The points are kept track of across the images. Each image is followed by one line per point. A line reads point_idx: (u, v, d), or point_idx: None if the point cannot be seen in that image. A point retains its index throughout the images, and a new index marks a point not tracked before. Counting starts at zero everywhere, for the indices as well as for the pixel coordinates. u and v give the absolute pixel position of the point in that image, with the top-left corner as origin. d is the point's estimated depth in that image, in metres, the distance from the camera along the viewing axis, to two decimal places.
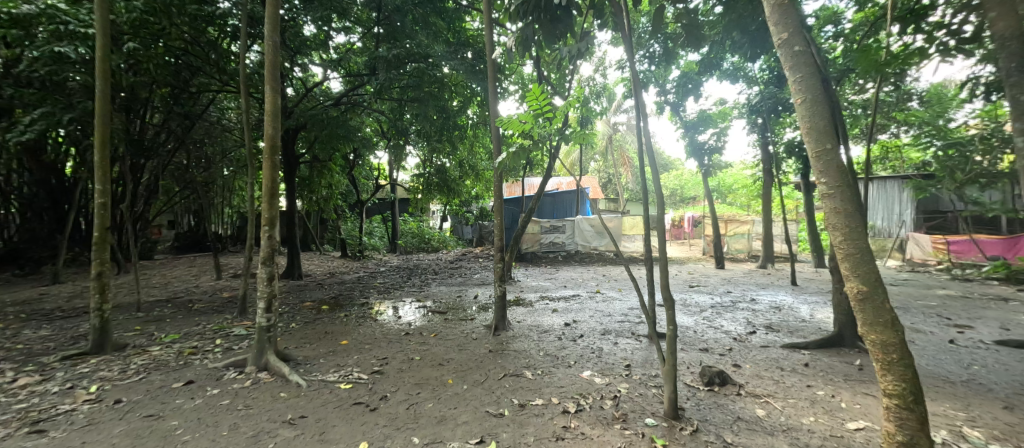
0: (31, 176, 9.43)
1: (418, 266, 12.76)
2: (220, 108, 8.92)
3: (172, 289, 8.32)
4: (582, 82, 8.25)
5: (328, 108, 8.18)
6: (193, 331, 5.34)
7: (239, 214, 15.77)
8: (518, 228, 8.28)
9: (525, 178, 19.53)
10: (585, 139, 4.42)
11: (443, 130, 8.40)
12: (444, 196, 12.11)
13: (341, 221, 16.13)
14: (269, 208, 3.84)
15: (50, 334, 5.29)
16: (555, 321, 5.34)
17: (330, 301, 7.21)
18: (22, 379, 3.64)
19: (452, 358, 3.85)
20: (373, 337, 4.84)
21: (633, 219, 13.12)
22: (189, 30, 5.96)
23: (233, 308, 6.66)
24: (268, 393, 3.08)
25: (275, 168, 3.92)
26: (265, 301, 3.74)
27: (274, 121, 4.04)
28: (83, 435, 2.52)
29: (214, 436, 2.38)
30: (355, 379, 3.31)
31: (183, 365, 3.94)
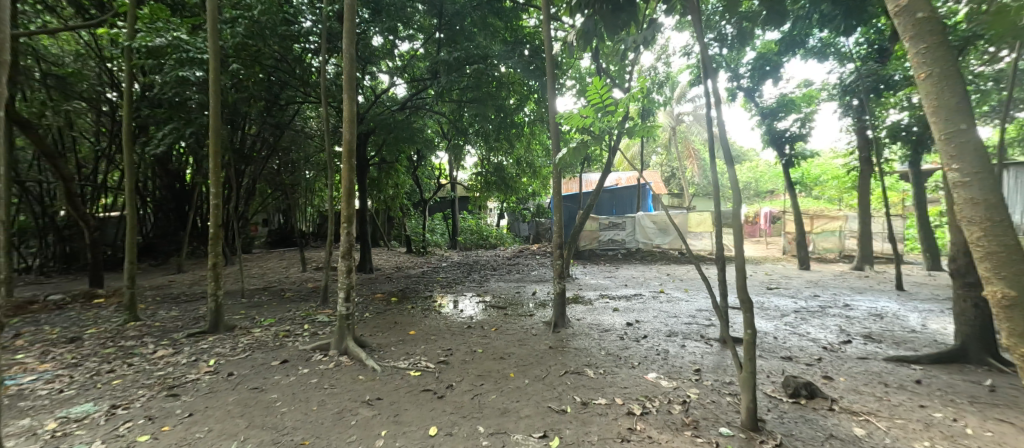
0: (161, 181, 11.24)
1: (477, 262, 13.10)
2: (303, 118, 9.91)
3: (267, 279, 9.46)
4: (644, 72, 7.89)
5: (395, 113, 8.71)
6: (285, 316, 6.03)
7: (319, 213, 17.40)
8: (576, 225, 8.14)
9: (583, 174, 19.21)
10: (649, 132, 4.25)
11: (500, 129, 8.53)
12: (502, 194, 12.31)
13: (406, 218, 17.15)
14: (347, 207, 4.17)
15: (178, 314, 6.30)
16: (615, 320, 5.20)
17: (398, 294, 7.70)
18: (160, 352, 4.38)
19: (513, 352, 3.92)
20: (438, 329, 5.09)
21: (700, 215, 12.23)
22: (278, 49, 6.71)
23: (317, 297, 7.39)
24: (349, 375, 3.39)
25: (351, 171, 4.27)
26: (345, 291, 4.10)
27: (350, 127, 4.39)
28: (206, 400, 2.97)
29: (306, 410, 2.68)
30: (424, 367, 3.51)
31: (278, 346, 4.48)
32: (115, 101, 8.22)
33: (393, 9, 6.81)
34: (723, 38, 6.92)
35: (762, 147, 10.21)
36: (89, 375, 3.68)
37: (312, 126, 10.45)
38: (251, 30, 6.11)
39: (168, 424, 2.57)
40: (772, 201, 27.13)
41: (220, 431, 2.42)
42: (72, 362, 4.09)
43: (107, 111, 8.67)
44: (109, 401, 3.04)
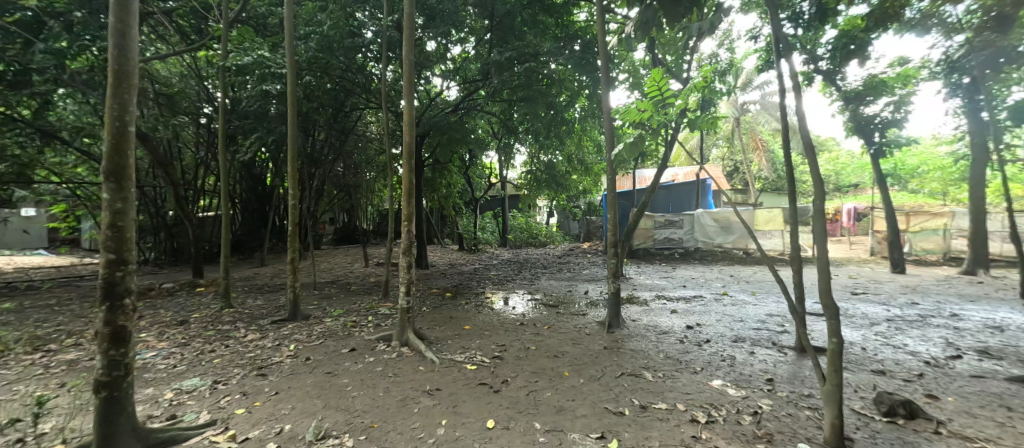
0: (247, 184, 12.60)
1: (527, 260, 13.17)
2: (365, 123, 10.56)
3: (335, 273, 10.25)
4: (704, 60, 7.41)
5: (448, 115, 8.98)
6: (351, 308, 6.51)
7: (379, 212, 18.47)
8: (630, 223, 7.88)
9: (637, 171, 18.52)
10: (712, 124, 4.01)
11: (551, 126, 8.47)
12: (553, 191, 12.22)
13: (459, 217, 17.66)
14: (408, 206, 4.40)
15: (263, 303, 7.06)
16: (674, 322, 4.96)
17: (452, 289, 7.96)
18: (250, 336, 4.94)
19: (567, 351, 3.89)
20: (491, 324, 5.20)
21: (768, 212, 11.23)
22: (344, 61, 7.22)
23: (378, 291, 7.88)
24: (410, 366, 3.58)
25: (411, 172, 4.48)
26: (406, 286, 4.33)
27: (411, 130, 4.61)
28: (288, 381, 3.31)
29: (374, 396, 2.87)
30: (479, 361, 3.61)
31: (347, 335, 4.84)
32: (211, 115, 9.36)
33: (447, 14, 7.03)
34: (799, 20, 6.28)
35: (846, 135, 9.15)
36: (196, 353, 4.25)
37: (372, 131, 11.11)
38: (321, 43, 6.67)
39: (259, 400, 2.89)
40: (857, 196, 24.21)
41: (301, 409, 2.67)
42: (183, 342, 4.74)
43: (205, 124, 9.90)
44: (211, 377, 3.49)
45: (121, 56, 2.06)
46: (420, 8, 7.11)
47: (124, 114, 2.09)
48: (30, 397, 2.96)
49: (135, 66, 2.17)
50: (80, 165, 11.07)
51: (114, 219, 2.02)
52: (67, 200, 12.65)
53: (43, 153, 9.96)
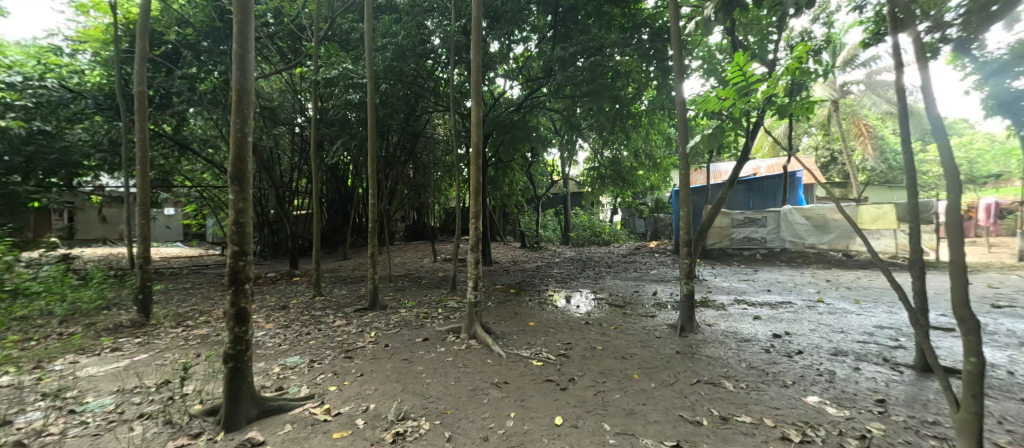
0: (333, 186, 13.95)
1: (591, 259, 12.89)
2: (433, 125, 11.10)
3: (408, 268, 10.96)
4: (794, 39, 6.59)
5: (511, 114, 9.10)
6: (423, 300, 6.93)
7: (445, 210, 19.31)
8: (704, 220, 7.35)
9: (712, 165, 17.16)
10: (806, 110, 3.60)
11: (616, 121, 8.16)
12: (618, 188, 11.79)
13: (521, 214, 17.80)
14: (476, 204, 4.56)
15: (346, 293, 7.77)
16: (758, 330, 4.52)
17: (515, 286, 8.08)
18: (337, 322, 5.49)
19: (636, 353, 3.75)
20: (556, 322, 5.20)
21: (876, 209, 9.73)
22: (415, 67, 7.67)
23: (447, 285, 8.27)
24: (479, 358, 3.71)
25: (478, 170, 4.63)
26: (473, 280, 4.49)
27: (478, 130, 4.76)
28: (370, 364, 3.63)
29: (446, 384, 3.03)
30: (545, 358, 3.63)
31: (420, 326, 5.16)
32: (303, 124, 10.52)
33: (511, 15, 7.11)
34: (941, 20, 5.18)
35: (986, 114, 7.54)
36: (295, 335, 4.83)
37: (440, 133, 11.64)
38: (396, 53, 7.17)
39: (347, 379, 3.21)
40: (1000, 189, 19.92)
41: (383, 391, 2.91)
42: (284, 324, 5.42)
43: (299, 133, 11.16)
44: (308, 356, 3.95)
45: (241, 78, 2.42)
46: (485, 11, 7.29)
47: (244, 126, 2.45)
48: (177, 362, 3.61)
49: (251, 85, 2.52)
50: (206, 172, 13.15)
51: (237, 216, 2.38)
52: (197, 202, 15.11)
53: (180, 163, 12.01)
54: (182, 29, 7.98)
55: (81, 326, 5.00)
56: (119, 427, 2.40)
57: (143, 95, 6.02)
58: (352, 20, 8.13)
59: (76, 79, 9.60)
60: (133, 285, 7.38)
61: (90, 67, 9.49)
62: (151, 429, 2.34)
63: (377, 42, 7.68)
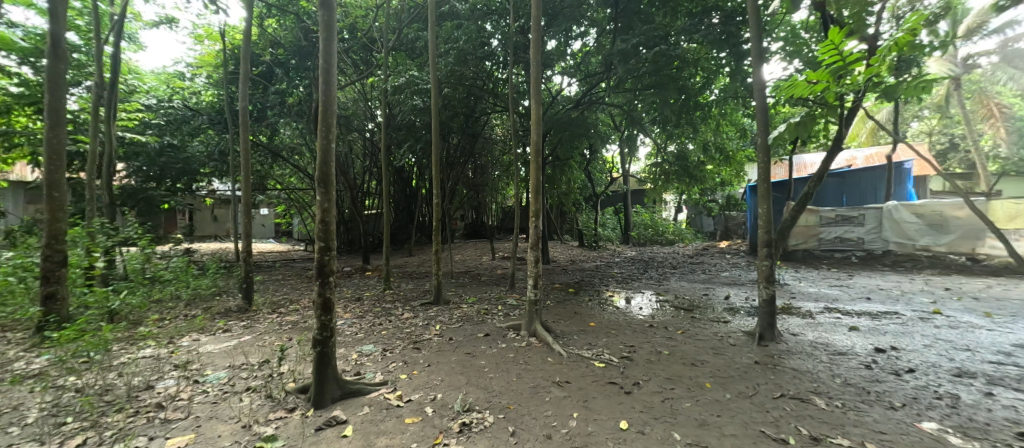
0: (399, 187, 14.85)
1: (653, 259, 12.29)
2: (492, 126, 11.30)
3: (468, 265, 11.32)
4: (900, 8, 5.70)
5: (570, 111, 8.95)
6: (483, 297, 7.12)
7: (502, 208, 19.59)
8: (786, 218, 6.66)
9: (794, 157, 15.51)
10: (916, 91, 3.12)
11: (682, 113, 7.67)
12: (684, 186, 10.44)
13: (579, 213, 17.51)
14: (535, 202, 4.58)
15: (412, 287, 8.25)
16: (854, 342, 3.99)
17: (574, 285, 7.98)
18: (406, 314, 5.85)
19: (708, 361, 3.51)
20: (618, 323, 5.05)
21: (1014, 205, 8.11)
22: (475, 70, 7.89)
23: (505, 283, 8.41)
24: (539, 356, 3.73)
25: (538, 169, 4.65)
26: (533, 279, 4.51)
27: (537, 129, 4.76)
28: (436, 356, 3.81)
29: (508, 379, 3.09)
30: (608, 360, 3.53)
31: (481, 321, 5.32)
32: (373, 130, 11.32)
33: (570, 10, 7.02)
34: None
35: None
36: (369, 325, 5.24)
37: (498, 133, 11.83)
38: (457, 57, 7.45)
39: (416, 369, 3.42)
40: None
41: (449, 382, 3.04)
42: (360, 315, 5.90)
43: (369, 138, 12.02)
44: (381, 345, 4.26)
45: (327, 91, 2.68)
46: (543, 8, 7.30)
47: (329, 133, 2.70)
48: (274, 344, 4.10)
49: (335, 97, 2.78)
50: (293, 176, 14.70)
51: (323, 215, 2.64)
52: (285, 203, 16.98)
53: (273, 169, 13.58)
54: (274, 50, 9.02)
55: (200, 310, 5.89)
56: (232, 397, 2.79)
57: (245, 111, 6.91)
58: (417, 29, 8.58)
59: (195, 99, 11.29)
60: (238, 275, 8.51)
61: (205, 89, 11.10)
62: (256, 401, 2.69)
63: (440, 48, 8.02)
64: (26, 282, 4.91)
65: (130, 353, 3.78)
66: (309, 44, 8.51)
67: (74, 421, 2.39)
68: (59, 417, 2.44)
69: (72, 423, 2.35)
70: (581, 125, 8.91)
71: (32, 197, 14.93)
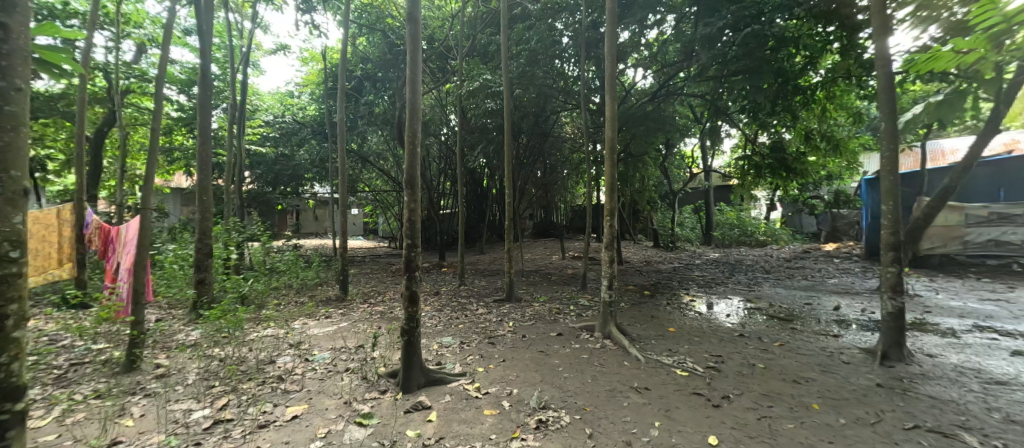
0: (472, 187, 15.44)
1: (742, 261, 11.14)
2: (561, 124, 11.17)
3: (538, 263, 11.38)
4: None
5: (645, 105, 8.46)
6: (554, 296, 7.09)
7: (572, 207, 19.30)
8: (918, 216, 5.58)
9: (929, 144, 12.95)
10: None
11: (778, 99, 6.83)
12: (780, 182, 9.15)
13: (654, 211, 16.58)
14: (609, 200, 4.44)
15: (485, 284, 8.52)
16: (1020, 371, 3.21)
17: (650, 287, 7.58)
18: (480, 310, 6.07)
19: (814, 379, 3.09)
20: (702, 330, 4.68)
21: None
22: (546, 69, 7.90)
23: (576, 283, 8.28)
24: (615, 359, 3.61)
25: (613, 166, 4.50)
26: (607, 280, 4.38)
27: (612, 125, 4.60)
28: (511, 352, 3.90)
29: (583, 381, 3.04)
30: (691, 368, 3.29)
31: (553, 320, 5.30)
32: (449, 134, 11.91)
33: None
34: None
35: None
36: (447, 318, 5.52)
37: (567, 131, 11.69)
38: (529, 58, 7.53)
39: (492, 363, 3.53)
40: None
41: (524, 379, 3.09)
42: (438, 309, 6.25)
43: (444, 141, 12.66)
44: (459, 338, 4.47)
45: (413, 99, 2.90)
46: None
47: (414, 140, 2.91)
48: (367, 331, 4.53)
49: (420, 105, 2.99)
50: (379, 179, 16.04)
51: (410, 215, 2.85)
52: (372, 204, 18.65)
53: (363, 173, 14.98)
54: (364, 65, 9.92)
55: (307, 298, 6.74)
56: (335, 376, 3.15)
57: (342, 121, 7.75)
58: (490, 34, 8.82)
59: (301, 113, 12.90)
60: (335, 268, 9.57)
61: (308, 104, 12.63)
62: (354, 381, 3.01)
63: (513, 49, 8.15)
64: (184, 270, 6.06)
65: (256, 332, 4.45)
66: (393, 57, 9.22)
67: (220, 385, 2.90)
68: (211, 380, 2.98)
69: (220, 387, 2.86)
70: (657, 118, 8.38)
71: (185, 201, 18.36)
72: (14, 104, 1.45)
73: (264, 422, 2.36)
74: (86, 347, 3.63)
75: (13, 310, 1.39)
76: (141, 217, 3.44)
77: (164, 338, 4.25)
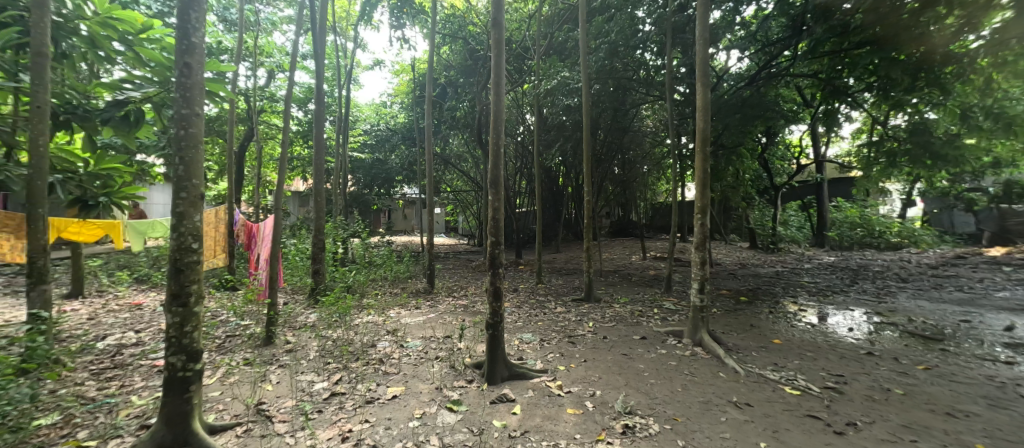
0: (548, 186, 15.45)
1: (867, 267, 9.45)
2: (641, 117, 10.60)
3: (617, 263, 10.97)
4: None
5: (740, 91, 7.62)
6: (636, 298, 6.76)
7: (654, 205, 18.22)
8: None
9: None
10: None
11: (921, 70, 5.63)
12: (921, 171, 7.56)
13: (751, 209, 14.89)
14: (701, 196, 4.08)
15: (561, 283, 8.46)
16: None
17: (747, 293, 6.83)
18: (559, 309, 6.05)
19: (979, 414, 2.50)
20: (815, 345, 4.07)
21: None
22: (627, 61, 7.56)
23: (660, 285, 7.81)
24: (709, 369, 3.33)
25: (705, 158, 4.13)
26: (698, 282, 4.05)
27: (704, 114, 4.21)
28: (591, 353, 3.82)
29: (672, 389, 2.86)
30: (804, 387, 2.89)
31: (636, 323, 5.07)
32: (525, 134, 12.08)
33: None
34: None
35: None
36: (527, 315, 5.62)
37: (649, 125, 11.06)
38: (609, 51, 7.28)
39: (573, 362, 3.50)
40: None
41: (607, 381, 3.01)
42: (517, 305, 6.38)
43: (521, 141, 12.85)
44: (539, 335, 4.52)
45: (496, 102, 3.01)
46: None
47: (497, 140, 3.01)
48: (453, 323, 4.81)
49: (503, 107, 3.07)
50: (459, 179, 16.87)
51: (494, 213, 2.95)
52: (453, 203, 19.72)
53: (446, 174, 15.89)
54: (447, 72, 10.52)
55: (399, 290, 7.37)
56: (426, 362, 3.41)
57: (428, 127, 8.34)
58: (567, 30, 8.72)
59: (393, 121, 14.15)
60: (422, 263, 10.32)
61: (399, 112, 13.77)
62: (444, 368, 3.22)
63: (591, 43, 7.94)
64: (303, 262, 7.07)
65: (359, 318, 5.00)
66: (473, 62, 9.63)
67: (335, 363, 3.33)
68: (327, 358, 3.44)
69: (334, 364, 3.29)
70: (756, 104, 7.47)
71: (301, 202, 21.32)
72: (195, 126, 1.91)
73: (371, 398, 2.65)
74: (236, 322, 4.44)
75: (194, 290, 1.93)
76: (274, 217, 4.10)
77: (290, 318, 5.01)
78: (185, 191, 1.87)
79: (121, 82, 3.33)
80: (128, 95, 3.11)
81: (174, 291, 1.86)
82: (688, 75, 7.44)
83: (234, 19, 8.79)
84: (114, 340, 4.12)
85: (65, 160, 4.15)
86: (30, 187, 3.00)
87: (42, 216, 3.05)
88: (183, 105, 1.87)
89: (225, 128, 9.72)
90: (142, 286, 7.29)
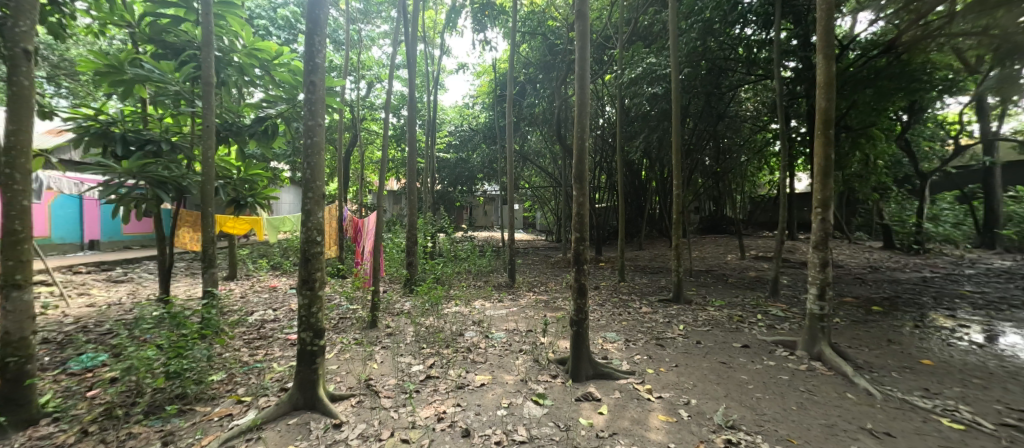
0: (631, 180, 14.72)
1: None
2: (739, 100, 9.52)
3: (710, 262, 10.04)
4: None
5: (873, 61, 6.38)
6: (734, 301, 6.13)
7: (754, 198, 16.25)
8: None
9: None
10: None
11: None
12: None
13: (885, 201, 12.43)
14: (822, 187, 3.51)
15: (646, 282, 8.04)
16: None
17: (879, 302, 5.73)
18: (645, 309, 5.76)
19: None
20: (986, 370, 3.24)
21: None
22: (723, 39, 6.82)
23: (764, 288, 6.95)
24: (832, 388, 2.87)
25: (827, 143, 3.52)
26: (818, 287, 3.51)
27: (826, 92, 3.60)
28: (684, 358, 3.55)
29: (786, 407, 2.52)
30: (970, 421, 2.33)
31: (736, 329, 4.58)
32: (606, 126, 11.69)
33: None
34: None
35: None
36: (610, 314, 5.44)
37: (749, 108, 9.89)
38: (702, 30, 6.66)
39: (664, 366, 3.29)
40: None
41: (703, 390, 2.77)
42: (599, 303, 6.21)
43: (601, 135, 12.45)
44: (624, 335, 4.35)
45: (579, 95, 2.94)
46: None
47: (582, 135, 2.94)
48: (535, 318, 4.87)
49: (586, 102, 2.99)
50: (537, 175, 16.92)
51: (578, 209, 2.89)
52: (532, 199, 19.92)
53: (525, 171, 16.11)
54: (526, 69, 10.60)
55: (483, 283, 7.66)
56: (512, 354, 3.51)
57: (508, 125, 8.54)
58: (654, 12, 8.17)
59: (475, 121, 14.80)
60: (502, 258, 10.62)
61: (480, 113, 14.28)
62: (528, 362, 3.28)
63: (681, 24, 7.32)
64: (399, 255, 7.76)
65: (448, 308, 5.33)
66: (553, 57, 9.54)
67: (429, 348, 3.61)
68: (422, 343, 3.74)
69: (428, 350, 3.57)
70: (896, 75, 6.17)
71: (395, 200, 23.43)
72: (318, 135, 2.19)
73: (462, 384, 2.81)
74: (347, 306, 5.06)
75: (317, 277, 2.23)
76: (376, 215, 4.53)
77: (389, 305, 5.54)
78: (312, 191, 2.18)
79: (262, 102, 4.09)
80: (267, 113, 3.92)
81: (304, 276, 2.18)
82: (801, 47, 6.44)
83: (343, 39, 9.98)
84: (259, 316, 5.00)
85: (224, 167, 5.07)
86: (203, 191, 3.75)
87: (211, 214, 3.81)
88: (309, 117, 2.17)
89: (336, 136, 11.14)
90: (276, 272, 8.71)
